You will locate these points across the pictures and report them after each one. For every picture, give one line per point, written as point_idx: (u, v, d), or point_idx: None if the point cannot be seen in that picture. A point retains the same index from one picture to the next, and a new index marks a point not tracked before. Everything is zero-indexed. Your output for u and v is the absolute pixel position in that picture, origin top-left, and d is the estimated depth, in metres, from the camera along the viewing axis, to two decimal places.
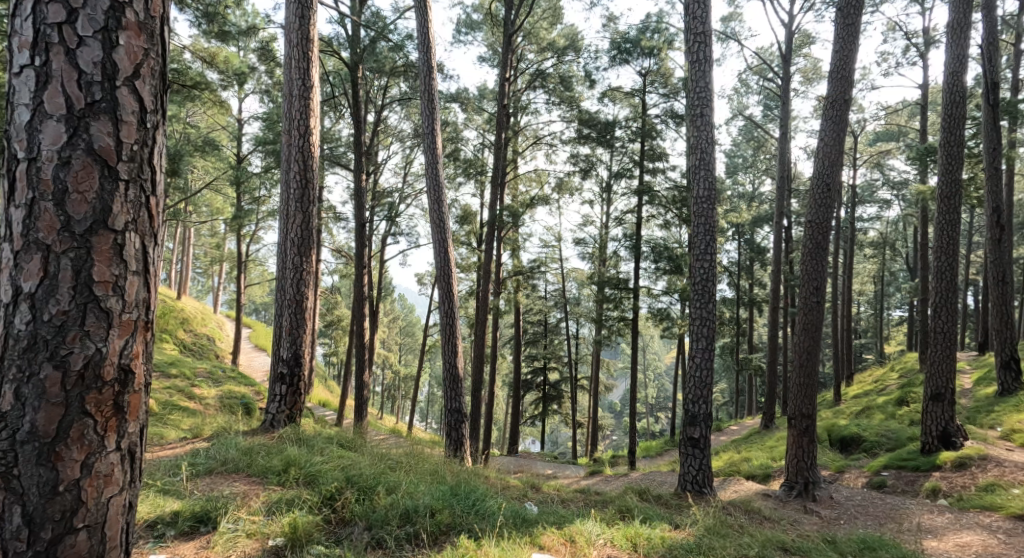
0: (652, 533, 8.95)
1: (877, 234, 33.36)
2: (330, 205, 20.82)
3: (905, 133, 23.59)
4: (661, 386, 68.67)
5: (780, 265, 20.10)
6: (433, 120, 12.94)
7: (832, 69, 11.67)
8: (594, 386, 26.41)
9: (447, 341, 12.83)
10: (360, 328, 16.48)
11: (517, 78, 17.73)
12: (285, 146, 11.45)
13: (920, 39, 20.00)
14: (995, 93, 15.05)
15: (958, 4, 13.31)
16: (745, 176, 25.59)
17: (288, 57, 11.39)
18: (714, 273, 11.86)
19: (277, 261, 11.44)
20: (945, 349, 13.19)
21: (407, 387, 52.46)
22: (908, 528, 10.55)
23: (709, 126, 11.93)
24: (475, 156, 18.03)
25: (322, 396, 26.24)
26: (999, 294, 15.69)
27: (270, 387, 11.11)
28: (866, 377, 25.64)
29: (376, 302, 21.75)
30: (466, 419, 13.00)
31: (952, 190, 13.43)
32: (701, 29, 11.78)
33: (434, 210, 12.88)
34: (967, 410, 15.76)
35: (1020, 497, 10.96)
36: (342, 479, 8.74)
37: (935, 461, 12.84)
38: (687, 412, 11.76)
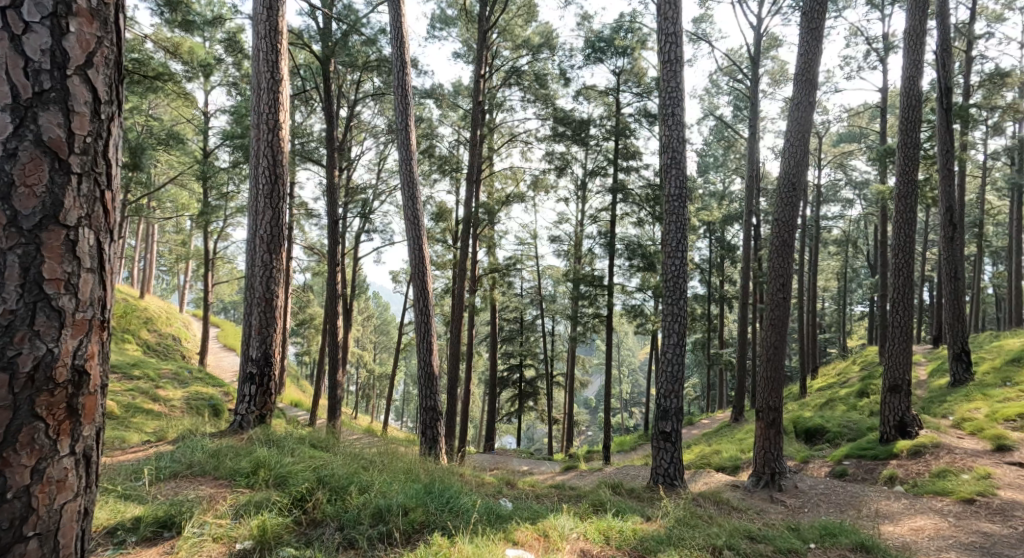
0: (624, 525, 9.10)
1: (841, 232, 33.83)
2: (301, 202, 20.68)
3: (867, 134, 23.96)
4: (635, 382, 69.02)
5: (749, 262, 20.30)
6: (407, 115, 12.90)
7: (797, 71, 11.84)
8: (569, 383, 26.45)
9: (421, 340, 12.80)
10: (334, 327, 16.41)
11: (492, 75, 17.74)
12: (253, 141, 11.38)
13: (880, 43, 20.30)
14: (949, 96, 15.38)
15: (914, 10, 13.59)
16: (715, 175, 25.85)
17: (256, 49, 11.29)
18: (686, 269, 11.96)
19: (245, 257, 11.35)
20: (901, 341, 13.41)
21: (382, 386, 52.10)
22: (867, 515, 10.79)
23: (680, 125, 12.03)
24: (450, 153, 17.97)
25: (294, 396, 26.01)
26: (952, 291, 16.04)
27: (238, 388, 11.05)
28: (831, 369, 26.01)
29: (349, 300, 21.64)
30: (440, 417, 13.00)
31: (909, 190, 13.66)
32: (672, 30, 11.89)
33: (408, 207, 12.85)
34: (923, 400, 16.05)
35: (969, 482, 11.27)
36: (314, 479, 8.73)
37: (892, 450, 13.08)
38: (659, 407, 11.86)
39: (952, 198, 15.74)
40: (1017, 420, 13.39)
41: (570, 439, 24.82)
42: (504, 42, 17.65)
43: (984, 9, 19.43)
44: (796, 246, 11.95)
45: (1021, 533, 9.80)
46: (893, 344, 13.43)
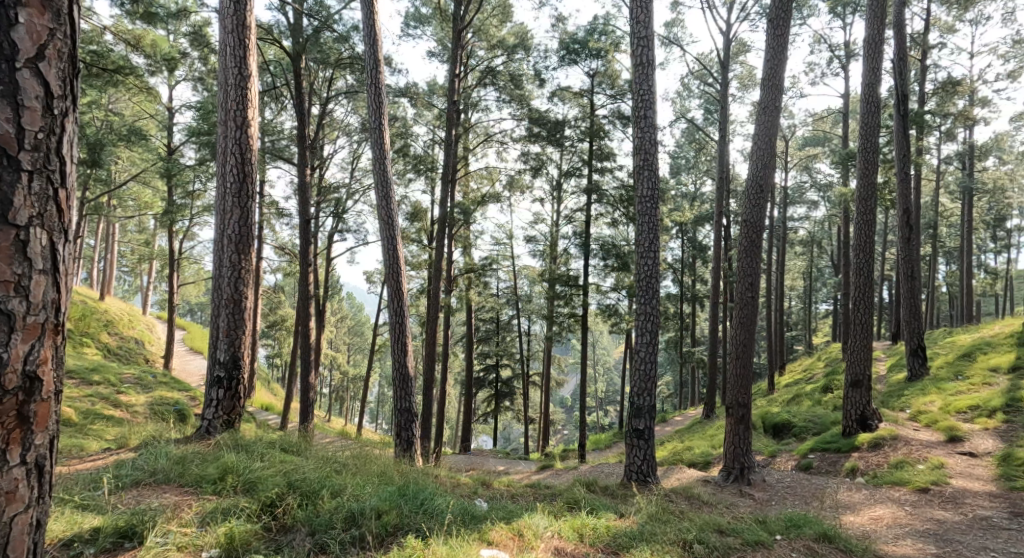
0: (598, 522, 9.34)
1: (807, 233, 34.28)
2: (271, 201, 20.58)
3: (830, 138, 24.43)
4: (610, 381, 69.26)
5: (719, 262, 20.55)
6: (381, 113, 12.92)
7: (764, 76, 12.06)
8: (544, 382, 26.52)
9: (396, 340, 12.85)
10: (306, 328, 16.35)
11: (468, 74, 17.83)
12: (220, 137, 11.34)
13: (841, 51, 20.68)
14: (905, 103, 15.74)
15: (873, 20, 13.88)
16: (687, 176, 26.11)
17: (223, 44, 11.29)
18: (658, 268, 12.14)
19: (213, 258, 11.34)
20: (862, 338, 13.69)
21: (355, 387, 51.73)
22: (830, 506, 11.14)
23: (652, 127, 12.20)
24: (424, 152, 18.02)
25: (264, 399, 25.84)
26: (909, 289, 16.43)
27: (205, 392, 11.06)
28: (798, 366, 26.42)
29: (322, 301, 21.54)
30: (416, 418, 13.06)
31: (870, 192, 13.93)
32: (645, 33, 12.07)
33: (381, 206, 12.89)
34: (881, 394, 16.38)
35: (925, 473, 11.74)
36: (284, 485, 8.87)
37: (853, 443, 13.41)
38: (633, 405, 12.01)
39: (910, 200, 16.08)
40: (971, 412, 13.82)
41: (545, 439, 24.91)
42: (479, 41, 17.71)
43: (937, 19, 19.87)
44: (763, 247, 12.17)
45: (971, 520, 10.41)
46: (853, 341, 13.73)
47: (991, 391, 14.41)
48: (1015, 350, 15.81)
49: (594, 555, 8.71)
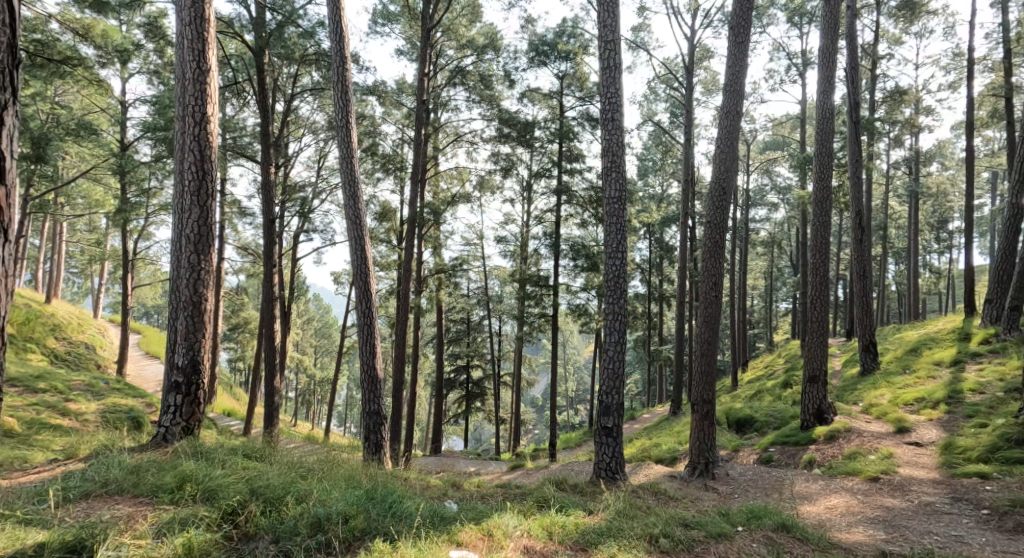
0: (567, 520, 9.55)
1: (768, 234, 34.76)
2: (234, 199, 20.38)
3: (790, 142, 24.90)
4: (580, 380, 69.52)
5: (686, 263, 20.81)
6: (348, 112, 12.93)
7: (726, 82, 12.31)
8: (515, 383, 26.57)
9: (365, 342, 12.88)
10: (270, 329, 16.27)
11: (437, 74, 17.91)
12: (178, 134, 11.28)
13: (800, 59, 21.11)
14: (857, 111, 16.18)
15: (827, 30, 14.21)
16: (654, 178, 26.43)
17: (181, 36, 11.24)
18: (625, 269, 12.34)
19: (171, 258, 11.30)
20: (818, 336, 14.00)
21: (323, 391, 51.17)
22: (788, 497, 11.48)
23: (619, 129, 12.41)
24: (392, 151, 18.05)
25: (226, 404, 25.55)
26: (861, 287, 16.85)
27: (163, 398, 11.06)
28: (760, 363, 26.89)
29: (288, 302, 21.40)
30: (385, 421, 13.09)
31: (826, 195, 14.25)
32: (612, 37, 12.27)
33: (349, 207, 12.91)
34: (837, 388, 16.78)
35: (876, 463, 12.19)
36: (246, 492, 9.17)
37: (810, 436, 13.77)
38: (601, 403, 12.19)
39: (862, 203, 16.45)
40: (916, 404, 14.25)
41: (516, 439, 25.03)
42: (448, 41, 17.71)
43: (885, 32, 20.36)
44: (725, 247, 12.41)
45: (917, 506, 10.91)
46: (811, 337, 14.02)
47: (935, 383, 14.87)
48: (956, 344, 16.34)
49: (562, 553, 8.99)
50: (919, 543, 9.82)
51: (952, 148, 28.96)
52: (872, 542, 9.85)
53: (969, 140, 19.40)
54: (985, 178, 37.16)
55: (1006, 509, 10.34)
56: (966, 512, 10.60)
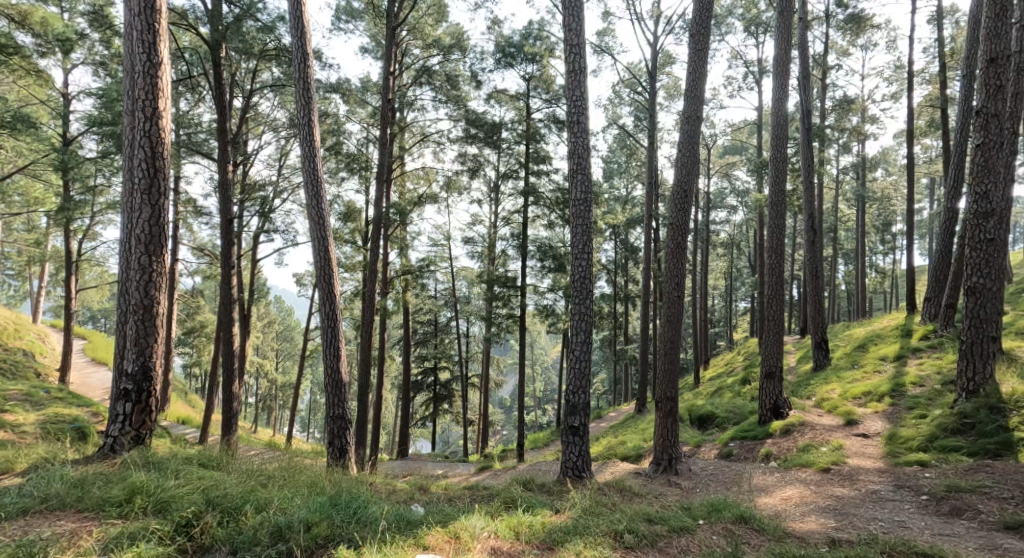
0: (534, 519, 9.72)
1: (728, 235, 35.27)
2: (188, 199, 20.07)
3: (748, 147, 25.33)
4: (548, 380, 69.79)
5: (651, 264, 21.05)
6: (310, 109, 12.88)
7: (687, 87, 12.56)
8: (483, 384, 26.63)
9: (328, 345, 12.86)
10: (228, 332, 16.12)
11: (402, 73, 17.92)
12: (127, 129, 11.20)
13: (756, 67, 21.54)
14: (809, 118, 16.57)
15: (781, 40, 14.54)
16: (620, 180, 26.71)
17: (130, 27, 11.13)
18: (591, 271, 12.51)
19: (119, 260, 11.23)
20: (774, 334, 14.30)
21: (285, 395, 50.68)
22: (746, 490, 11.77)
23: (585, 133, 12.58)
24: (357, 150, 18.03)
25: (180, 411, 25.18)
26: (814, 286, 17.26)
27: (111, 406, 10.99)
28: (720, 361, 27.34)
29: (248, 304, 21.20)
30: (350, 425, 13.08)
31: (781, 199, 14.57)
32: (577, 41, 12.43)
33: (312, 206, 12.87)
34: (792, 383, 17.17)
35: (829, 455, 12.56)
36: (201, 503, 9.25)
37: (767, 430, 14.11)
38: (569, 403, 12.33)
39: (814, 206, 16.79)
40: (863, 397, 14.71)
41: (484, 440, 25.08)
42: (414, 39, 17.66)
43: (834, 43, 20.89)
44: (688, 248, 12.63)
45: (864, 494, 11.31)
46: (767, 335, 14.32)
47: (881, 377, 15.33)
48: (899, 340, 16.90)
49: (529, 553, 9.16)
50: (866, 529, 10.18)
51: (893, 154, 29.90)
52: (824, 529, 10.15)
53: (909, 148, 19.95)
54: (923, 184, 38.46)
55: (944, 494, 10.80)
56: (906, 498, 11.02)
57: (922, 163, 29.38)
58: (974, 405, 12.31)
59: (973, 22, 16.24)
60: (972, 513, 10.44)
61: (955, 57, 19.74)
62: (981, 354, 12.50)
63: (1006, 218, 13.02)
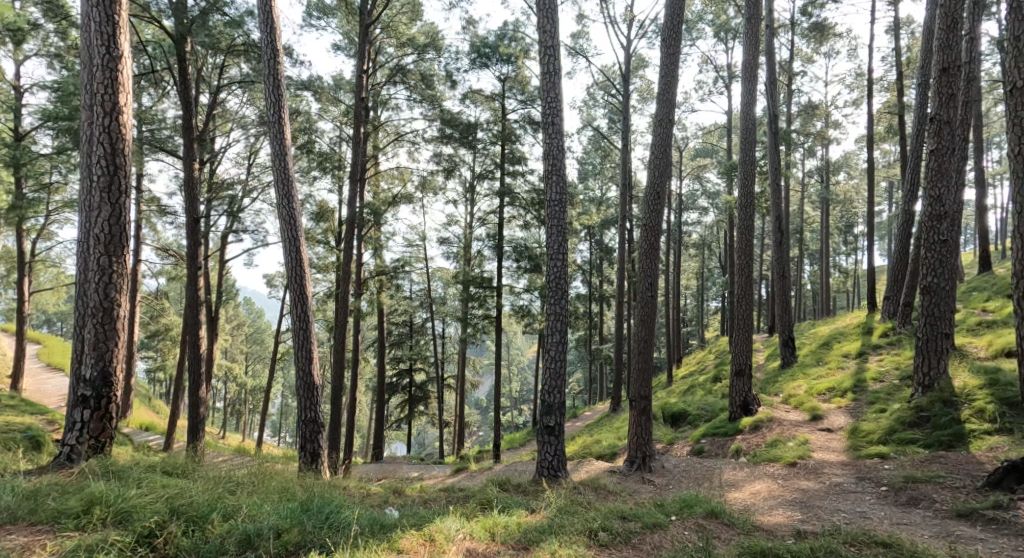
0: (509, 520, 9.83)
1: (700, 236, 35.59)
2: (151, 197, 19.69)
3: (718, 150, 25.62)
4: (524, 380, 69.94)
5: (624, 264, 21.20)
6: (280, 107, 12.84)
7: (659, 91, 12.72)
8: (459, 385, 26.64)
9: (300, 348, 12.83)
10: (193, 333, 15.99)
11: (376, 71, 17.91)
12: (86, 124, 11.14)
13: (726, 71, 21.82)
14: (776, 122, 16.82)
15: (750, 44, 14.76)
16: (594, 182, 26.90)
17: (88, 20, 11.07)
18: (566, 271, 12.62)
19: (77, 261, 11.14)
20: (744, 333, 14.52)
21: (254, 399, 50.19)
22: (717, 485, 11.96)
23: (560, 134, 12.68)
24: (329, 150, 18.00)
25: (144, 416, 24.87)
26: (781, 286, 17.53)
27: (69, 414, 10.89)
28: (693, 359, 27.63)
29: (216, 305, 21.02)
30: (322, 429, 13.07)
31: (750, 201, 14.79)
32: (551, 43, 12.55)
33: (283, 207, 12.80)
34: (761, 380, 17.41)
35: (796, 449, 12.80)
36: (165, 512, 9.17)
37: (737, 427, 14.32)
38: (545, 403, 12.44)
39: (781, 208, 17.06)
40: (828, 393, 14.99)
41: (460, 441, 25.10)
42: (388, 38, 17.68)
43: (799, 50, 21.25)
44: (661, 249, 12.78)
45: (829, 487, 11.55)
46: (737, 333, 14.53)
47: (844, 373, 15.64)
48: (861, 337, 17.25)
49: (504, 553, 9.23)
50: (830, 520, 10.34)
51: (854, 158, 30.50)
52: (791, 522, 10.34)
53: (870, 153, 20.33)
54: (883, 187, 39.28)
55: (902, 484, 11.05)
56: (867, 489, 11.27)
57: (882, 166, 30.02)
58: (929, 399, 12.72)
59: (928, 31, 16.67)
60: (928, 502, 10.64)
61: (911, 65, 20.24)
62: (936, 350, 12.98)
63: (956, 220, 13.69)
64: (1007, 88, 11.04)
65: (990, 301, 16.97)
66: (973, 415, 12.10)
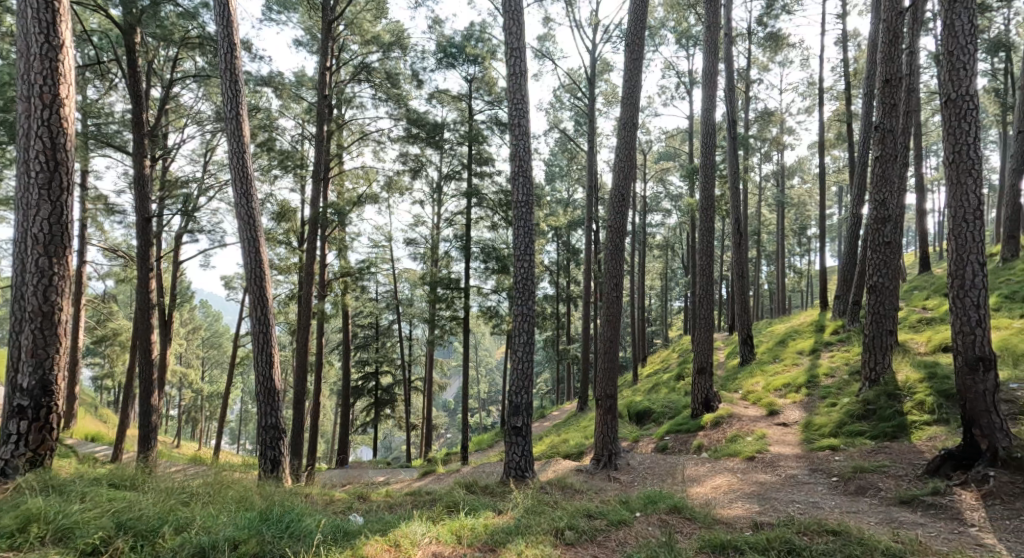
0: (476, 522, 9.94)
1: (663, 238, 35.95)
2: (97, 195, 19.22)
3: (680, 154, 25.93)
4: (492, 381, 70.13)
5: (591, 265, 21.33)
6: (237, 103, 12.70)
7: (623, 95, 12.89)
8: (426, 387, 26.61)
9: (260, 352, 12.74)
10: (145, 335, 15.74)
11: (340, 69, 17.86)
12: (24, 117, 10.88)
13: (687, 77, 22.15)
14: (735, 127, 17.09)
15: (710, 50, 15.01)
16: (561, 184, 27.08)
17: (27, 9, 10.79)
18: (533, 272, 12.73)
19: (14, 261, 10.88)
20: (705, 331, 14.77)
21: (212, 406, 49.36)
22: (680, 481, 12.17)
23: (526, 136, 12.80)
24: (291, 148, 17.93)
25: (91, 424, 24.27)
26: (740, 286, 17.84)
27: (5, 426, 10.64)
28: (657, 357, 27.97)
29: (170, 307, 20.68)
30: (284, 435, 13.00)
31: (711, 204, 15.03)
32: (518, 45, 12.66)
33: (241, 207, 12.68)
34: (721, 378, 17.70)
35: (755, 444, 13.07)
36: (110, 527, 9.04)
37: (699, 424, 14.56)
38: (512, 403, 12.54)
39: (740, 211, 17.36)
40: (783, 389, 15.33)
41: (428, 444, 25.07)
42: (351, 34, 17.61)
43: (756, 59, 21.67)
44: (626, 250, 12.95)
45: (784, 479, 11.83)
46: (699, 333, 14.78)
47: (799, 369, 16.00)
48: (814, 335, 17.68)
49: (471, 555, 9.32)
50: (784, 511, 10.58)
51: (807, 163, 31.20)
52: (749, 514, 10.57)
53: (822, 159, 20.77)
54: (832, 192, 40.27)
55: (852, 475, 11.37)
56: (819, 480, 11.57)
57: (832, 171, 30.81)
58: (875, 393, 13.14)
59: (872, 44, 17.18)
60: (874, 491, 10.96)
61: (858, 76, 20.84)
62: (881, 346, 13.39)
63: (898, 223, 14.14)
64: (943, 99, 11.34)
65: (929, 299, 17.51)
66: (914, 407, 12.45)
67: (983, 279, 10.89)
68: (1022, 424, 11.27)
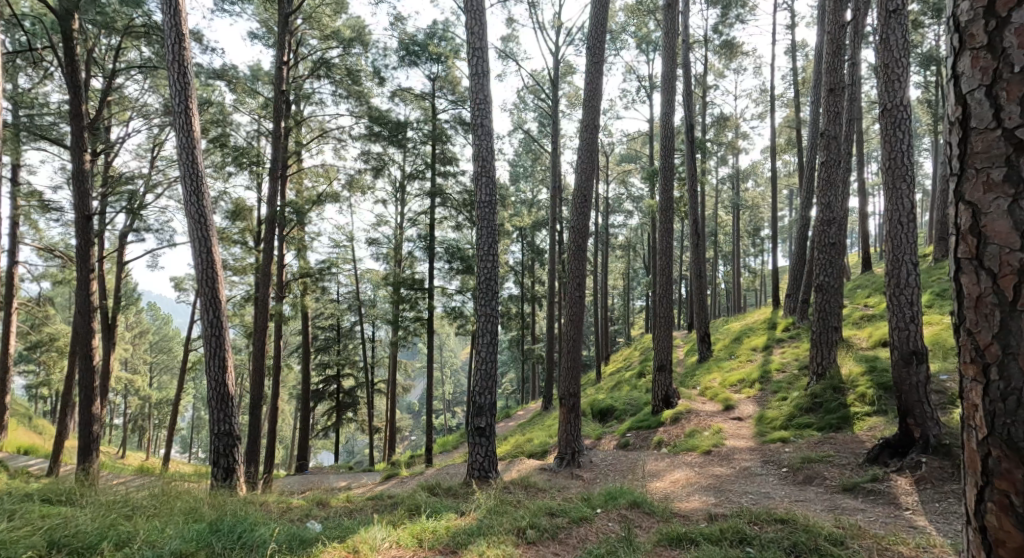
0: (437, 525, 10.00)
1: (625, 239, 36.22)
2: (32, 192, 18.60)
3: (641, 156, 26.22)
4: (456, 383, 69.90)
5: (554, 266, 21.45)
6: (187, 98, 12.57)
7: (584, 97, 13.05)
8: (389, 390, 26.48)
9: (213, 356, 12.59)
10: (89, 338, 15.36)
11: (298, 64, 17.73)
12: None
13: (647, 82, 22.41)
14: (692, 130, 17.30)
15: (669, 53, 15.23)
16: (525, 184, 27.17)
17: None
18: (496, 271, 12.82)
19: None
20: (664, 329, 14.99)
21: (162, 413, 48.21)
22: (640, 476, 12.37)
23: (489, 135, 12.90)
24: (246, 145, 17.72)
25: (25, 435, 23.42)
26: (698, 285, 18.11)
27: None
28: (618, 357, 28.21)
29: (113, 308, 20.18)
30: (238, 441, 12.87)
31: (669, 204, 15.25)
32: (480, 44, 12.74)
33: (192, 204, 12.55)
34: (680, 374, 17.96)
35: (711, 439, 13.31)
36: (44, 545, 8.87)
37: (658, 420, 14.77)
38: (475, 404, 12.60)
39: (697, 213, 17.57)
40: (739, 384, 15.62)
41: (391, 447, 24.93)
42: (310, 29, 17.55)
43: (712, 63, 22.01)
44: (588, 249, 13.08)
45: (739, 472, 12.07)
46: (659, 331, 15.00)
47: (754, 365, 16.33)
48: (767, 332, 18.04)
49: None
50: (738, 503, 10.81)
51: (761, 167, 31.78)
52: (706, 507, 10.77)
53: (774, 161, 21.18)
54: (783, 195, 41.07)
55: (801, 465, 11.65)
56: (770, 472, 11.83)
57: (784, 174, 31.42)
58: (822, 387, 13.50)
59: (819, 52, 17.61)
60: (820, 479, 11.26)
61: (807, 83, 21.34)
62: (827, 342, 13.72)
63: (843, 223, 14.49)
64: (880, 108, 11.70)
65: (872, 297, 17.99)
66: (857, 400, 12.80)
67: (917, 277, 11.31)
68: (953, 413, 11.67)
